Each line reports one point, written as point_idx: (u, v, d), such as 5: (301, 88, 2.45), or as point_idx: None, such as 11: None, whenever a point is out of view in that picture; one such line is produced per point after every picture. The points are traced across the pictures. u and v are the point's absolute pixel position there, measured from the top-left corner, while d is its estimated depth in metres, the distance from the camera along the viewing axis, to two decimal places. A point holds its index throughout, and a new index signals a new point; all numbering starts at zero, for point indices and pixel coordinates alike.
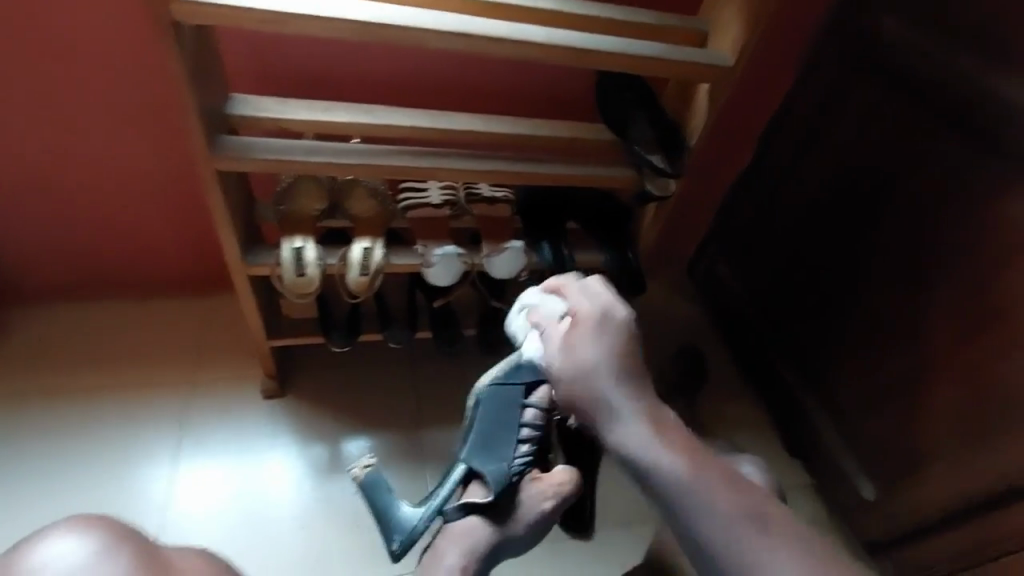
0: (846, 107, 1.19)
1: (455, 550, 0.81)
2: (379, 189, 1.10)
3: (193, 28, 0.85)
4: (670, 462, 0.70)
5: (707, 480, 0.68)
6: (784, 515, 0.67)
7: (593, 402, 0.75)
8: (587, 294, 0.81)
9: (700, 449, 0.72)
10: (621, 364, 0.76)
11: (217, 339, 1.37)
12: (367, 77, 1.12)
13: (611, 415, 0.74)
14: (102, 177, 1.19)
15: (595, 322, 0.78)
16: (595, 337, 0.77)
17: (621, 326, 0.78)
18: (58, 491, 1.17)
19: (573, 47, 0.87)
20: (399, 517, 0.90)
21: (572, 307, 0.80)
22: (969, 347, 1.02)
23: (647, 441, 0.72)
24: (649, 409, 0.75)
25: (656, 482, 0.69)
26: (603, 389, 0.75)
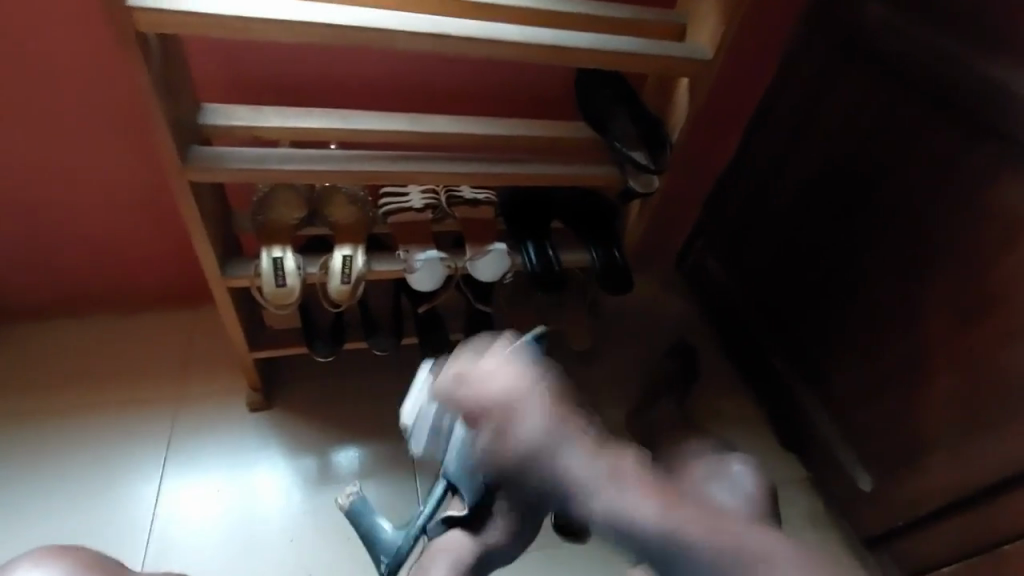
0: (830, 96, 1.17)
1: (442, 564, 0.81)
2: (359, 195, 1.09)
3: (159, 38, 0.84)
4: (646, 516, 0.69)
5: (689, 528, 0.67)
6: (760, 540, 0.67)
7: (547, 484, 0.74)
8: (495, 368, 0.80)
9: (665, 489, 0.71)
10: (560, 429, 0.74)
11: (203, 353, 1.35)
12: (343, 82, 1.11)
13: (573, 488, 0.72)
14: (78, 192, 1.18)
15: (505, 410, 0.76)
16: (524, 417, 0.75)
17: (535, 395, 0.77)
18: (43, 514, 1.15)
19: (548, 44, 0.85)
20: (385, 539, 0.97)
21: (482, 396, 0.79)
22: (960, 336, 1.00)
23: (622, 499, 0.70)
24: (610, 458, 0.73)
25: (637, 542, 0.69)
26: (556, 465, 0.73)
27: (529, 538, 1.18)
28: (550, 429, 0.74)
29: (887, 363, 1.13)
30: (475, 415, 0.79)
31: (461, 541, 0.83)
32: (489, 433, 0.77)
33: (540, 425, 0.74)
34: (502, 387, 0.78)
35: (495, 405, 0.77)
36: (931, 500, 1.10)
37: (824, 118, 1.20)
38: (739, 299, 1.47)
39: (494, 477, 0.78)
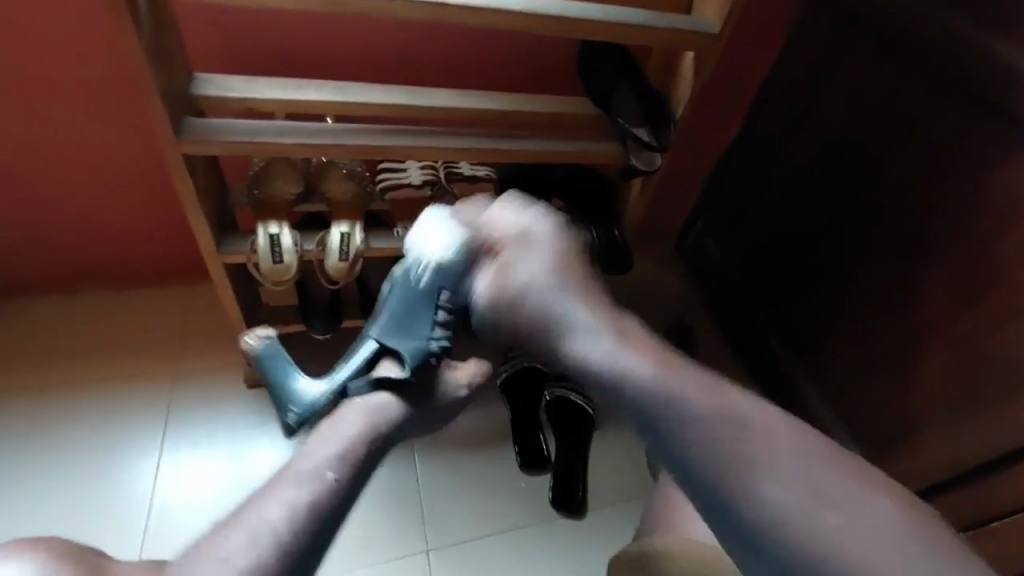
0: (838, 73, 1.15)
1: (361, 415, 0.77)
2: (356, 170, 1.07)
3: (149, 4, 0.80)
4: (637, 366, 0.67)
5: (686, 384, 0.64)
6: (758, 412, 0.62)
7: (546, 324, 0.77)
8: (519, 219, 0.87)
9: (661, 348, 0.70)
10: (565, 278, 0.80)
11: (202, 329, 1.35)
12: (339, 56, 1.08)
13: (574, 334, 0.74)
14: (70, 165, 1.15)
15: (517, 243, 0.85)
16: (530, 255, 0.83)
17: (548, 238, 0.85)
18: (47, 487, 1.16)
19: (553, 16, 0.83)
20: (299, 389, 0.92)
21: (496, 233, 0.87)
22: (960, 315, 1.01)
23: (604, 336, 0.72)
24: (615, 320, 0.74)
25: (625, 390, 0.66)
26: (553, 305, 0.77)
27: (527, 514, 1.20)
28: (557, 274, 0.80)
29: (885, 343, 1.13)
30: (486, 250, 0.88)
31: (390, 403, 0.81)
32: (493, 271, 0.85)
33: (543, 268, 0.81)
34: (518, 233, 0.86)
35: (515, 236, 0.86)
36: (921, 481, 1.11)
37: (829, 96, 1.18)
38: (737, 279, 1.46)
39: (489, 312, 0.84)
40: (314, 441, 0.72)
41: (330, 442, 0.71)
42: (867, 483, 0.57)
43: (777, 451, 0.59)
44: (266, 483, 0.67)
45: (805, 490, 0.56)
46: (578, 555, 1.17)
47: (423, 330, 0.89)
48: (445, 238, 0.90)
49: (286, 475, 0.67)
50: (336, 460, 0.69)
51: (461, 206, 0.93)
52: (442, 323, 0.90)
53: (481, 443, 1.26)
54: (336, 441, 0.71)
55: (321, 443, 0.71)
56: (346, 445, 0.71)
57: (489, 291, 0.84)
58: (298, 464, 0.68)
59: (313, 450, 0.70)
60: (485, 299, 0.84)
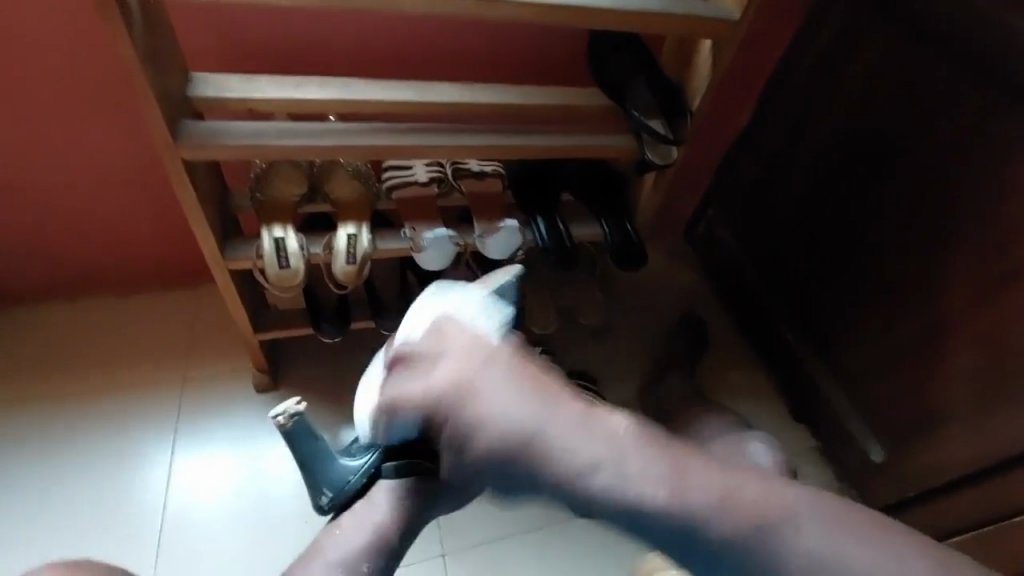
0: (858, 58, 1.10)
1: (385, 507, 0.88)
2: (361, 170, 1.04)
3: (141, 4, 0.76)
4: (650, 491, 0.68)
5: (699, 500, 0.67)
6: (803, 499, 0.67)
7: (534, 461, 0.73)
8: (440, 366, 0.80)
9: (679, 454, 0.71)
10: (535, 397, 0.76)
11: (208, 333, 1.33)
12: (338, 50, 1.04)
13: (556, 466, 0.72)
14: (65, 171, 1.12)
15: (459, 394, 0.78)
16: (506, 389, 0.77)
17: (499, 350, 0.80)
18: (59, 500, 1.15)
19: (564, 5, 0.79)
20: (330, 471, 0.92)
21: (449, 346, 0.81)
22: (986, 308, 0.97)
23: (622, 477, 0.70)
24: (601, 422, 0.74)
25: (634, 510, 0.69)
26: (533, 439, 0.73)
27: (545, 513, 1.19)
28: (521, 388, 0.76)
29: (905, 336, 1.11)
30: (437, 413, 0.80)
31: (412, 495, 0.89)
32: (450, 449, 0.79)
33: (506, 397, 0.76)
34: (444, 379, 0.79)
35: (456, 393, 0.78)
36: (942, 475, 1.09)
37: (847, 81, 1.13)
38: (750, 270, 1.43)
39: (476, 461, 0.77)
40: (343, 524, 0.86)
41: (359, 532, 0.86)
42: (891, 525, 0.65)
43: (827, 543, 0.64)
44: (306, 552, 0.85)
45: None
46: (596, 553, 1.17)
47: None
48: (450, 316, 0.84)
49: (320, 558, 0.83)
50: (367, 550, 0.84)
51: (438, 300, 0.85)
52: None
53: None
54: (366, 530, 0.86)
55: (351, 531, 0.86)
56: (374, 536, 0.86)
57: (452, 461, 0.79)
58: (330, 551, 0.83)
59: (344, 535, 0.85)
60: (450, 467, 0.80)
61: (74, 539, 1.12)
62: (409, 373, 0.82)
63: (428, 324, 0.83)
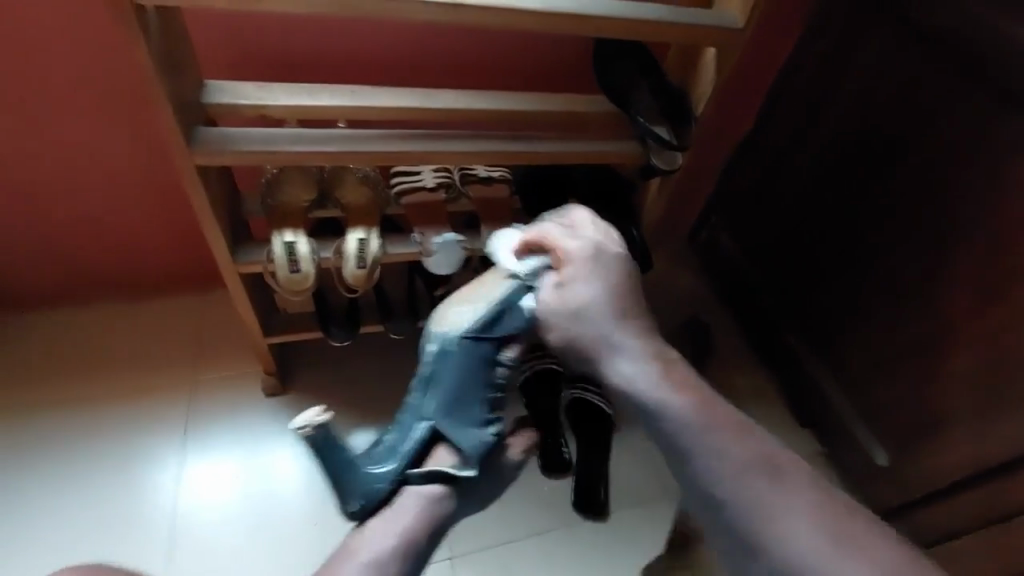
0: (859, 64, 1.12)
1: (416, 514, 0.80)
2: (370, 176, 1.06)
3: (158, 13, 0.78)
4: (680, 406, 0.75)
5: (720, 418, 0.75)
6: (796, 470, 0.71)
7: (593, 354, 0.83)
8: (574, 290, 0.86)
9: (709, 396, 0.77)
10: (617, 306, 0.85)
11: (216, 337, 1.34)
12: (348, 58, 1.06)
13: (615, 352, 0.83)
14: (78, 176, 1.13)
15: (559, 313, 0.86)
16: (590, 273, 0.86)
17: (593, 284, 0.86)
18: (69, 502, 1.16)
19: (573, 14, 0.80)
20: (359, 479, 0.84)
21: (568, 276, 0.87)
22: (989, 310, 0.99)
23: (626, 367, 0.81)
24: (663, 357, 0.82)
25: (666, 424, 0.75)
26: (596, 341, 0.83)
27: (551, 517, 1.20)
28: (609, 309, 0.84)
29: (908, 339, 1.12)
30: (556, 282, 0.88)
31: (441, 496, 0.83)
32: (553, 283, 0.88)
33: (595, 291, 0.85)
34: (576, 246, 0.88)
35: (571, 271, 0.87)
36: (948, 476, 1.10)
37: (848, 88, 1.15)
38: (753, 275, 1.44)
39: (557, 348, 0.87)
40: (375, 527, 0.79)
41: (389, 536, 0.77)
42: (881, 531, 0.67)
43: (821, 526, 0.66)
44: (330, 560, 0.76)
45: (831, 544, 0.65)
46: (603, 556, 1.17)
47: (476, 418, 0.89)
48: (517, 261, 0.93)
49: (351, 560, 0.75)
50: (398, 551, 0.76)
51: (512, 243, 0.94)
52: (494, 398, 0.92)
53: None
54: (397, 533, 0.78)
55: (381, 534, 0.78)
56: (402, 538, 0.78)
57: (549, 306, 0.87)
58: (361, 553, 0.75)
59: (374, 537, 0.77)
60: (561, 336, 0.86)
61: (85, 540, 1.13)
62: (552, 276, 0.88)
63: (551, 241, 0.89)
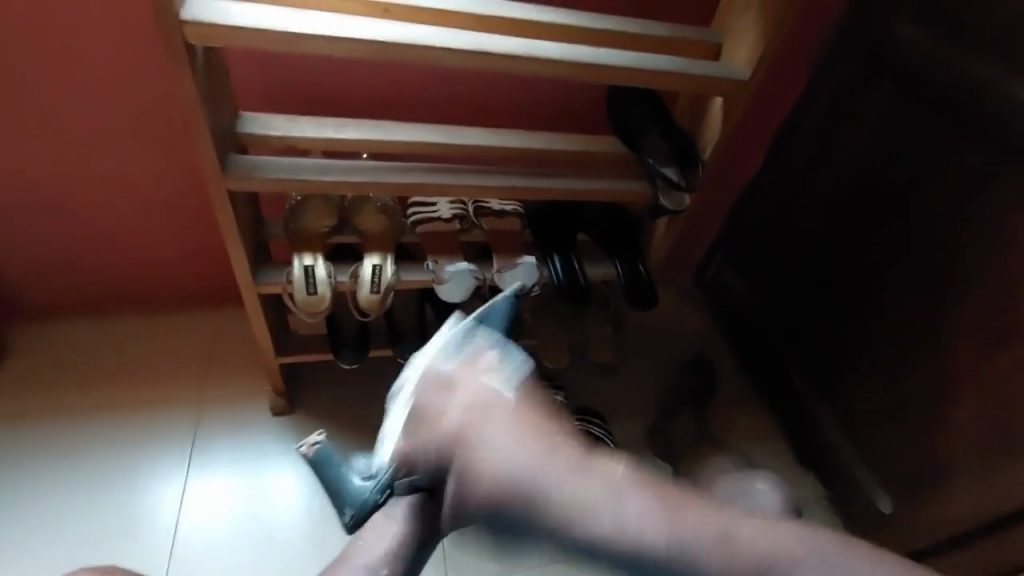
0: (863, 116, 1.16)
1: (400, 523, 0.84)
2: (389, 205, 1.10)
3: (204, 49, 0.84)
4: (646, 530, 0.73)
5: (697, 536, 0.73)
6: (763, 535, 0.74)
7: (536, 520, 0.74)
8: (485, 437, 0.77)
9: (671, 498, 0.76)
10: (544, 445, 0.77)
11: (228, 354, 1.37)
12: (375, 95, 1.12)
13: (576, 517, 0.73)
14: (111, 194, 1.19)
15: (475, 433, 0.77)
16: (506, 427, 0.78)
17: (502, 408, 0.79)
18: (67, 513, 1.17)
19: (589, 64, 0.85)
20: (350, 490, 0.89)
21: (456, 417, 0.79)
22: (993, 358, 0.99)
23: (614, 521, 0.73)
24: (604, 472, 0.76)
25: (642, 561, 0.73)
26: (544, 489, 0.74)
27: (548, 550, 1.19)
28: (525, 443, 0.77)
29: (912, 385, 1.12)
30: (448, 465, 0.78)
31: (421, 509, 0.84)
32: (458, 483, 0.77)
33: (516, 446, 0.76)
34: (462, 409, 0.79)
35: (472, 443, 0.77)
36: (953, 527, 1.08)
37: (852, 137, 1.19)
38: (757, 314, 1.46)
39: (462, 518, 0.77)
40: (367, 537, 0.85)
41: (379, 543, 0.84)
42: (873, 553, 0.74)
43: (800, 565, 0.73)
44: (340, 556, 0.86)
45: (819, 568, 0.72)
46: None
47: None
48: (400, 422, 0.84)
49: (348, 565, 0.83)
50: (387, 557, 0.83)
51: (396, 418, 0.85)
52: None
53: None
54: (386, 541, 0.83)
55: (373, 540, 0.84)
56: (393, 546, 0.83)
57: (454, 513, 0.78)
58: (356, 558, 0.83)
59: (367, 545, 0.84)
60: (454, 514, 0.78)
61: (78, 553, 1.13)
62: (439, 398, 0.81)
63: (433, 373, 0.83)
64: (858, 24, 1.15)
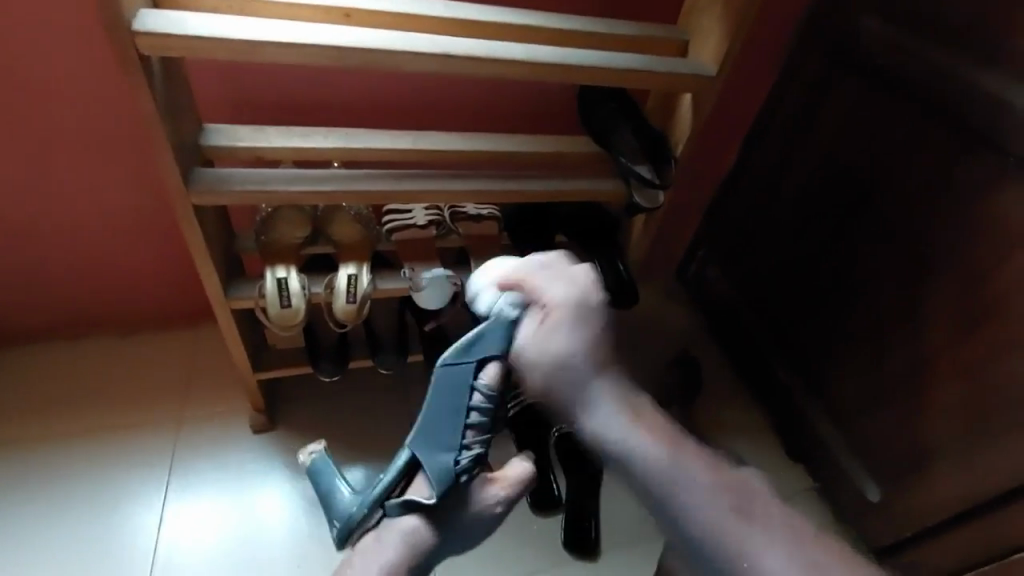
0: (831, 107, 1.17)
1: (396, 548, 0.82)
2: (362, 213, 1.08)
3: (162, 62, 0.82)
4: (649, 447, 0.77)
5: (689, 466, 0.75)
6: (760, 500, 0.73)
7: (571, 396, 0.81)
8: (546, 326, 0.82)
9: (680, 440, 0.79)
10: (595, 359, 0.81)
11: (206, 373, 1.34)
12: (344, 103, 1.11)
13: (590, 408, 0.80)
14: (75, 214, 1.16)
15: (574, 308, 0.82)
16: (576, 328, 0.81)
17: (594, 308, 0.83)
18: (40, 543, 1.13)
19: (555, 64, 0.85)
20: (340, 505, 0.95)
21: (541, 294, 0.84)
22: (970, 341, 1.00)
23: (619, 425, 0.79)
24: (625, 399, 0.82)
25: (634, 464, 0.77)
26: (584, 387, 0.81)
27: (542, 556, 1.17)
28: (589, 347, 0.81)
29: (892, 371, 1.13)
30: (528, 302, 0.85)
31: (417, 531, 0.83)
32: (538, 319, 0.83)
33: (578, 346, 0.81)
34: (560, 284, 0.84)
35: (553, 313, 0.82)
36: (939, 510, 1.10)
37: (820, 130, 1.20)
38: (740, 309, 1.46)
39: (522, 364, 0.83)
40: (358, 564, 0.82)
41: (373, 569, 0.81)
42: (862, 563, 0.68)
43: (774, 532, 0.70)
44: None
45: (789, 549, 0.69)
46: None
47: (451, 444, 0.85)
48: (496, 272, 0.90)
49: None
50: None
51: (506, 266, 0.89)
52: (476, 426, 0.87)
53: None
54: (378, 567, 0.80)
55: (365, 567, 0.81)
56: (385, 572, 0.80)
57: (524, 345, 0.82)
58: None
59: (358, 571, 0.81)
60: (524, 352, 0.82)
61: None
62: (539, 270, 0.86)
63: (523, 263, 0.88)
64: (821, 18, 1.17)
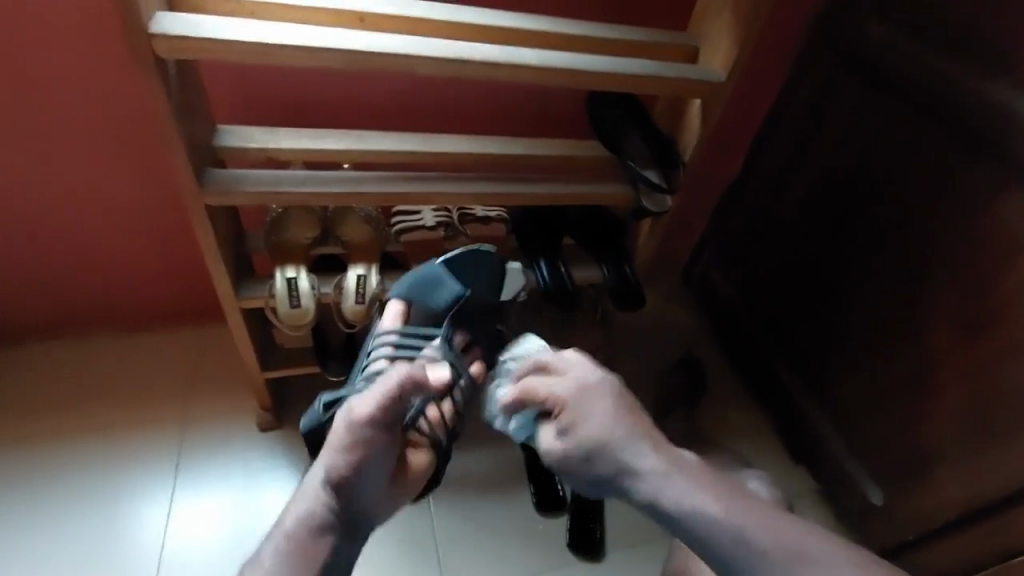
0: (836, 114, 1.18)
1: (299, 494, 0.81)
2: (371, 214, 1.09)
3: (176, 63, 0.83)
4: (698, 504, 0.73)
5: (744, 519, 0.71)
6: (820, 547, 0.70)
7: (610, 468, 0.77)
8: (572, 433, 0.80)
9: (724, 488, 0.75)
10: (624, 422, 0.78)
11: (212, 371, 1.34)
12: (355, 105, 1.11)
13: (634, 474, 0.76)
14: (85, 212, 1.16)
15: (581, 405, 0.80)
16: (600, 420, 0.78)
17: (605, 392, 0.80)
18: (47, 537, 1.14)
19: (566, 69, 0.86)
20: None
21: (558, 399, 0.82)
22: (973, 348, 1.01)
23: (665, 486, 0.74)
24: (664, 451, 0.78)
25: (689, 529, 0.72)
26: (621, 456, 0.77)
27: (546, 557, 1.18)
28: (615, 422, 0.78)
29: (896, 376, 1.14)
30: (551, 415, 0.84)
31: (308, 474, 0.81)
32: (562, 434, 0.81)
33: (605, 421, 0.78)
34: (572, 383, 0.82)
35: (571, 420, 0.80)
36: (939, 513, 1.10)
37: (827, 135, 1.21)
38: (744, 313, 1.47)
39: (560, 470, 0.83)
40: None
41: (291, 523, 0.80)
42: None
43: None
44: None
45: None
46: None
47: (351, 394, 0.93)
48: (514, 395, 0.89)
49: None
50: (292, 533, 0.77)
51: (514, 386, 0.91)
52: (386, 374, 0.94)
53: (490, 483, 1.25)
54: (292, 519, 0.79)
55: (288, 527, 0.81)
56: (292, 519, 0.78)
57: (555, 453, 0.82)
58: None
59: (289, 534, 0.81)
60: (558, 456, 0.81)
61: None
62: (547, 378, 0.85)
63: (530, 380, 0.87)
64: (828, 25, 1.17)
